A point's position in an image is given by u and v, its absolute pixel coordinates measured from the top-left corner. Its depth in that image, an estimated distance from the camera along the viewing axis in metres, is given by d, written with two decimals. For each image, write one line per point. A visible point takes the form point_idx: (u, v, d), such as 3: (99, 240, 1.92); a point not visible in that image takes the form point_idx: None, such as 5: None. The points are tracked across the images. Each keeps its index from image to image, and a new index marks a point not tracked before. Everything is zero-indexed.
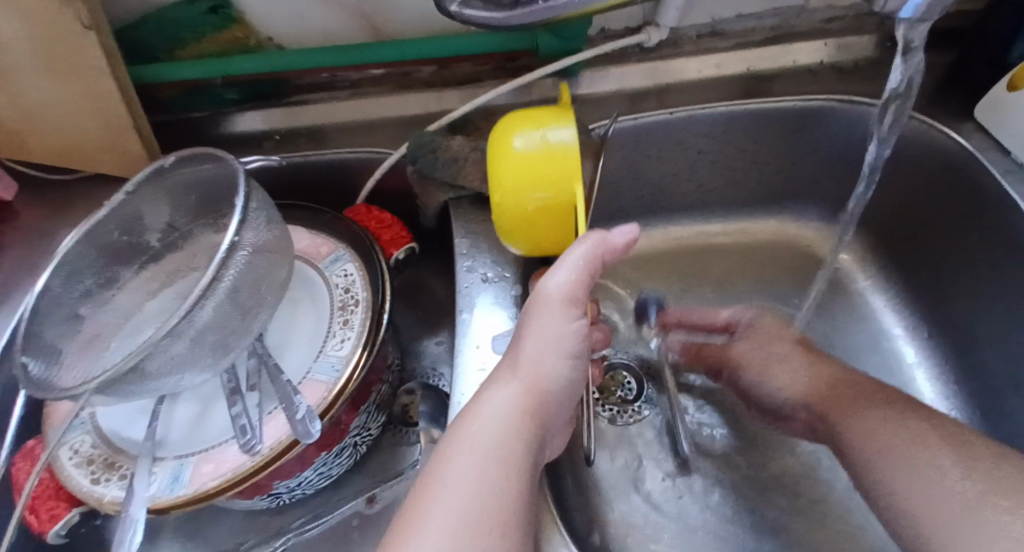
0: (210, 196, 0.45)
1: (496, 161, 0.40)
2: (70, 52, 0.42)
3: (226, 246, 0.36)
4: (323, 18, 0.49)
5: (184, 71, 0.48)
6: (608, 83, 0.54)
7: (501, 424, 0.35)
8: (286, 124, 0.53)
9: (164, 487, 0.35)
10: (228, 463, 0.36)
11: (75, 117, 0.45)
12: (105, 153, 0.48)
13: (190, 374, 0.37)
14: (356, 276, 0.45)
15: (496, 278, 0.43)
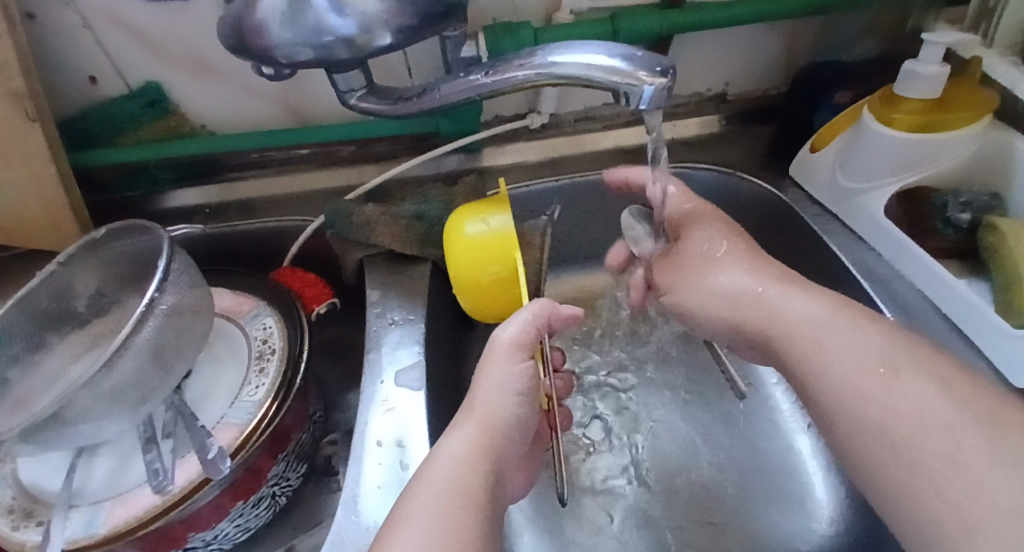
0: (138, 264, 0.49)
1: (450, 244, 0.48)
2: (13, 141, 0.47)
3: (145, 303, 0.40)
4: (249, 109, 0.56)
5: (124, 154, 0.54)
6: (505, 157, 0.64)
7: (462, 461, 0.34)
8: (217, 199, 0.59)
9: (78, 528, 0.37)
10: (141, 503, 0.38)
11: (14, 198, 0.49)
12: (43, 231, 0.52)
13: (108, 423, 0.40)
14: (275, 329, 0.49)
15: (402, 320, 0.48)
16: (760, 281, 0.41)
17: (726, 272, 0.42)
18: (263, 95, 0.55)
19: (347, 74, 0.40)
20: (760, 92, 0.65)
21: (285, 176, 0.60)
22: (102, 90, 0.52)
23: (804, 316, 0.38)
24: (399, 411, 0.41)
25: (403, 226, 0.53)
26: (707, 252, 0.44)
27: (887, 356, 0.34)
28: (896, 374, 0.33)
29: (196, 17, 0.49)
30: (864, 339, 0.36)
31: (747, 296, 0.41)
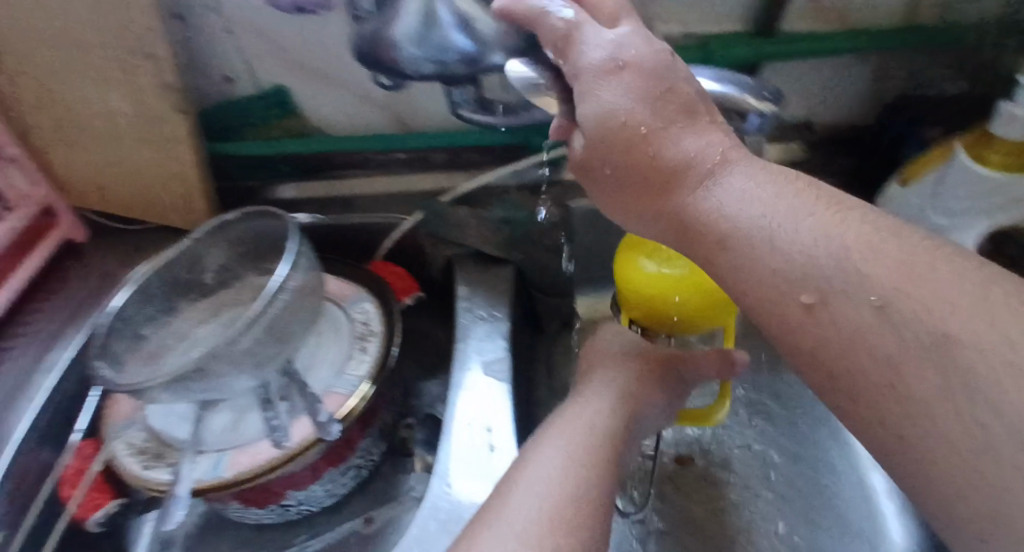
0: (258, 248, 0.54)
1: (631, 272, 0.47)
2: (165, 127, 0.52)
3: (278, 279, 0.43)
4: (361, 114, 0.61)
5: (252, 150, 0.60)
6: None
7: (570, 447, 0.37)
8: (323, 193, 0.64)
9: (207, 471, 0.42)
10: (261, 454, 0.43)
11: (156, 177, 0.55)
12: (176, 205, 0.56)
13: (233, 383, 0.43)
14: (373, 314, 0.54)
15: (490, 316, 0.52)
16: (727, 177, 0.30)
17: (662, 164, 0.32)
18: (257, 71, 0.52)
19: (464, 89, 0.45)
20: (846, 123, 0.65)
21: (383, 177, 0.65)
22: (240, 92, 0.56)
23: (725, 203, 0.30)
24: (486, 397, 0.45)
25: (493, 230, 0.58)
26: (644, 139, 0.32)
27: (861, 274, 0.25)
28: (886, 297, 0.24)
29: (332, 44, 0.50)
30: (833, 259, 0.26)
31: (680, 172, 0.32)
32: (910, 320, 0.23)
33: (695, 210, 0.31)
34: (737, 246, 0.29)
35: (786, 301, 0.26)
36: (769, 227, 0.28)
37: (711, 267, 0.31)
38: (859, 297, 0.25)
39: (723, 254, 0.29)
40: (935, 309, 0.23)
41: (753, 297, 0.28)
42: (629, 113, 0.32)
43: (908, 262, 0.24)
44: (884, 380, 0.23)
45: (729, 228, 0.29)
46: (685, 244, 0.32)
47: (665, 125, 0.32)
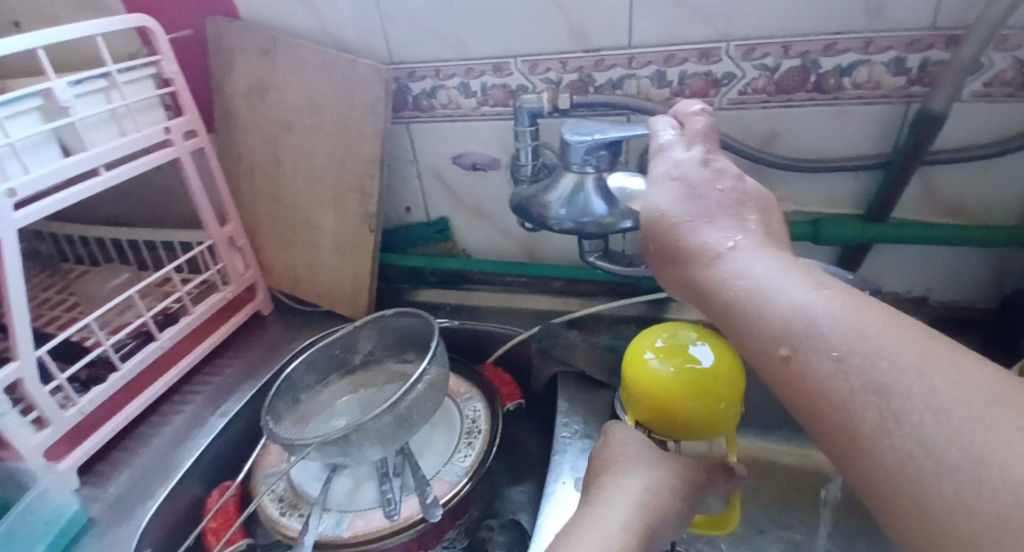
0: (404, 343, 0.57)
1: (639, 366, 0.37)
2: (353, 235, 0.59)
3: (419, 371, 0.47)
4: None
5: (401, 259, 0.64)
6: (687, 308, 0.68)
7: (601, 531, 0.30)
8: (454, 301, 0.74)
9: (330, 525, 0.44)
10: (375, 521, 0.44)
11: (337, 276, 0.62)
12: (345, 301, 0.63)
13: (364, 452, 0.46)
14: (482, 413, 0.60)
15: (581, 433, 0.57)
16: (760, 255, 0.28)
17: (688, 245, 0.31)
18: (417, 200, 0.62)
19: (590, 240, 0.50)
20: (966, 301, 0.66)
21: (507, 294, 0.74)
22: (410, 216, 0.63)
23: (741, 270, 0.28)
24: (561, 505, 0.50)
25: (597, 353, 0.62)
26: (674, 229, 0.31)
27: (820, 333, 0.23)
28: (848, 354, 0.22)
29: (490, 181, 0.57)
30: (806, 320, 0.24)
31: (694, 252, 0.30)
32: (860, 373, 0.21)
33: (710, 264, 0.29)
34: (744, 311, 0.26)
35: (768, 352, 0.25)
36: (762, 287, 0.26)
37: (720, 321, 0.28)
38: (820, 360, 0.22)
39: (730, 317, 0.27)
40: (881, 364, 0.21)
41: (748, 355, 0.27)
42: (668, 206, 0.32)
43: (925, 349, 0.21)
44: (853, 429, 0.21)
45: (737, 291, 0.27)
46: (702, 301, 0.30)
47: (695, 215, 0.31)
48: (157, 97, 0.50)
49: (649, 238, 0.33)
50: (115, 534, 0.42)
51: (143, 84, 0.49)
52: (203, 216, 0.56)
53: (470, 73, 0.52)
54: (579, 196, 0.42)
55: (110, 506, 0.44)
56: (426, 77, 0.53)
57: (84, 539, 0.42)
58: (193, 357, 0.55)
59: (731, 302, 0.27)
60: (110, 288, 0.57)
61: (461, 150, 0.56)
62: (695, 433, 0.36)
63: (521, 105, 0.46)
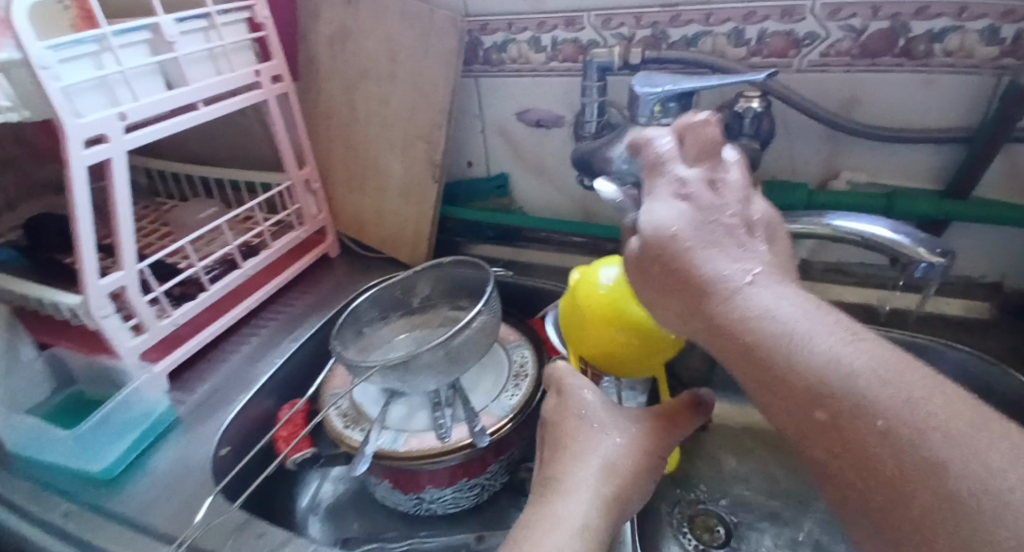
0: (460, 289, 0.60)
1: (585, 290, 0.40)
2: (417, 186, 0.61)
3: (475, 311, 0.50)
4: None
5: (459, 211, 0.65)
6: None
7: (575, 511, 0.31)
8: (508, 256, 0.74)
9: (388, 441, 0.47)
10: (428, 441, 0.47)
11: (399, 224, 0.65)
12: (405, 247, 0.66)
13: (421, 379, 0.49)
14: (530, 360, 0.60)
15: None
16: (772, 284, 0.26)
17: (696, 271, 0.27)
18: (480, 154, 0.63)
19: None
20: None
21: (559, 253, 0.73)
22: (472, 170, 0.65)
23: (762, 307, 0.25)
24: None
25: None
26: (684, 254, 0.27)
27: (865, 395, 0.20)
28: (902, 425, 0.19)
29: (554, 137, 0.58)
30: (841, 373, 0.21)
31: (708, 282, 0.26)
32: (912, 447, 0.19)
33: (723, 296, 0.26)
34: (767, 356, 0.24)
35: (802, 411, 0.22)
36: (789, 333, 0.23)
37: (729, 359, 0.25)
38: (851, 420, 0.20)
39: (744, 364, 0.24)
40: (933, 436, 0.19)
41: (768, 405, 0.24)
42: (687, 223, 0.28)
43: (965, 418, 0.19)
44: (887, 489, 0.19)
45: (758, 333, 0.24)
46: (712, 339, 0.26)
47: (706, 242, 0.28)
48: (249, 40, 0.53)
49: (640, 258, 0.29)
50: (196, 431, 0.46)
51: (238, 27, 0.52)
52: (284, 157, 0.60)
53: (543, 27, 0.53)
54: (645, 157, 0.43)
55: (193, 409, 0.48)
56: (499, 30, 0.54)
57: (168, 435, 0.46)
58: (269, 287, 0.60)
59: (744, 343, 0.24)
60: (199, 220, 0.63)
61: (528, 105, 0.57)
62: (629, 361, 0.40)
63: (593, 60, 0.47)
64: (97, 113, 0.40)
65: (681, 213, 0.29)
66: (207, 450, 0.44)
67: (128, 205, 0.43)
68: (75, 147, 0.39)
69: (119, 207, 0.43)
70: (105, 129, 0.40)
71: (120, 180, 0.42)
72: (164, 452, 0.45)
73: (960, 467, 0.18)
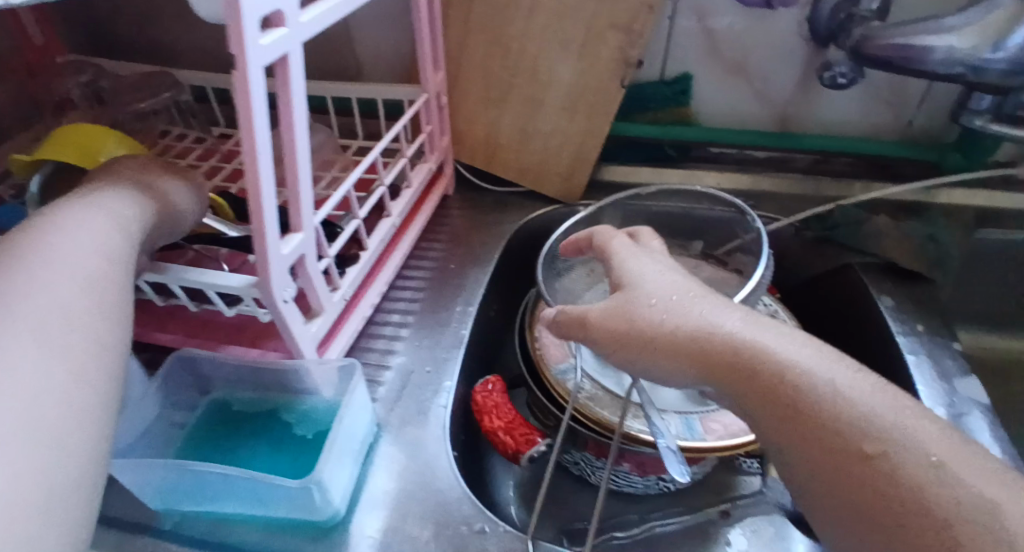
0: (658, 226, 0.48)
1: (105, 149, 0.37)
2: (593, 92, 0.47)
3: (767, 251, 0.38)
4: (745, 112, 0.52)
5: (628, 127, 0.53)
6: (1001, 199, 0.48)
7: (72, 265, 0.22)
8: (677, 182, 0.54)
9: (686, 429, 0.35)
10: (728, 426, 0.35)
11: (553, 141, 0.50)
12: (555, 177, 0.52)
13: None
14: (779, 307, 0.44)
15: (921, 332, 0.39)
16: (792, 333, 0.24)
17: (678, 311, 0.26)
18: (657, 48, 0.49)
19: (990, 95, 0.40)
20: None
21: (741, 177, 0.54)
22: (639, 73, 0.51)
23: (772, 343, 0.23)
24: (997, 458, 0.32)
25: (919, 242, 0.44)
26: (678, 308, 0.26)
27: (908, 433, 0.19)
28: (949, 458, 0.18)
29: (775, 24, 0.46)
30: (869, 415, 0.20)
31: (695, 324, 0.25)
32: (959, 488, 0.17)
33: (726, 350, 0.24)
34: (791, 393, 0.22)
35: (840, 445, 0.20)
36: (794, 365, 0.22)
37: (741, 409, 0.24)
38: (844, 452, 0.20)
39: (768, 414, 0.22)
40: (987, 491, 0.17)
41: (769, 428, 0.22)
42: (675, 286, 0.28)
43: (972, 459, 0.18)
44: (912, 532, 0.17)
45: (765, 358, 0.23)
46: (726, 392, 0.24)
47: (698, 298, 0.27)
48: None
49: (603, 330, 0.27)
50: (417, 429, 0.36)
51: None
52: (420, 58, 0.44)
53: None
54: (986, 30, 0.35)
55: (393, 404, 0.37)
56: None
57: (381, 444, 0.35)
58: (410, 236, 0.46)
59: (754, 372, 0.23)
60: None
61: None
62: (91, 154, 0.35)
63: None
64: None
65: (671, 279, 0.28)
66: (451, 459, 0.34)
67: (306, 138, 0.28)
68: (252, 34, 0.23)
69: (299, 145, 0.28)
70: (282, 3, 0.24)
71: (299, 110, 0.27)
72: (385, 467, 0.34)
73: (948, 488, 0.17)
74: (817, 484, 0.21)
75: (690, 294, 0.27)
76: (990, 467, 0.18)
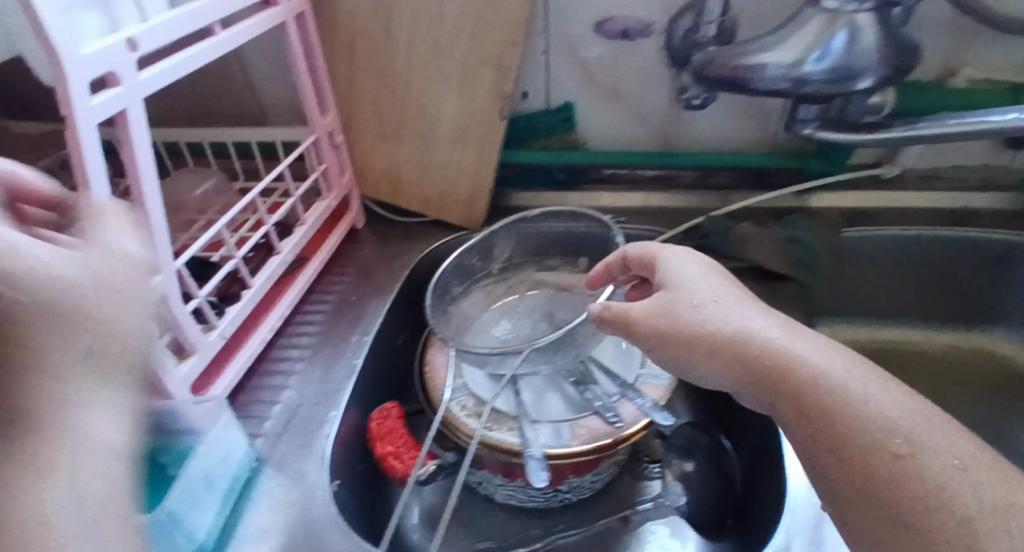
0: (548, 246, 0.50)
1: None
2: (476, 125, 0.49)
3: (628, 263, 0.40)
4: (629, 134, 0.55)
5: (522, 155, 0.55)
6: (873, 199, 0.53)
7: None
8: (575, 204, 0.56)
9: (553, 438, 0.36)
10: (597, 431, 0.37)
11: (448, 172, 0.52)
12: (457, 206, 0.54)
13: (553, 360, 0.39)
14: None
15: None
16: (829, 343, 0.27)
17: (718, 317, 0.29)
18: (538, 80, 0.52)
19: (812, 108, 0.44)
20: None
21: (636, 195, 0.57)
22: (526, 104, 0.54)
23: (802, 351, 0.26)
24: None
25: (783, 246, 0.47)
26: (714, 314, 0.30)
27: (926, 441, 0.21)
28: (969, 463, 0.20)
29: (639, 53, 0.49)
30: (886, 420, 0.22)
31: (729, 331, 0.29)
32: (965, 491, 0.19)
33: (762, 353, 0.27)
34: (816, 395, 0.24)
35: (873, 446, 0.22)
36: (821, 371, 0.25)
37: (772, 410, 0.27)
38: (876, 454, 0.22)
39: (794, 409, 0.25)
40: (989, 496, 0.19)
41: (799, 432, 0.25)
42: (702, 291, 0.31)
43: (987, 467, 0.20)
44: (925, 528, 0.20)
45: (792, 359, 0.26)
46: (761, 398, 0.27)
47: (734, 310, 0.30)
48: None
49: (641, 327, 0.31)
50: (300, 462, 0.37)
51: None
52: (304, 101, 0.45)
53: None
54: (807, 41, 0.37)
55: (276, 440, 0.38)
56: None
57: (259, 480, 0.35)
58: (311, 271, 0.47)
59: (791, 374, 0.26)
60: (193, 199, 0.47)
61: (610, 12, 0.48)
62: None
63: None
64: (100, 41, 0.26)
65: (717, 290, 0.31)
66: (330, 488, 0.35)
67: (158, 186, 0.30)
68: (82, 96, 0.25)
69: (148, 193, 0.30)
70: (115, 65, 0.27)
71: (145, 164, 0.30)
72: (266, 502, 0.34)
73: (968, 488, 0.20)
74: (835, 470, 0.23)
75: (731, 304, 0.30)
76: (1008, 474, 0.20)
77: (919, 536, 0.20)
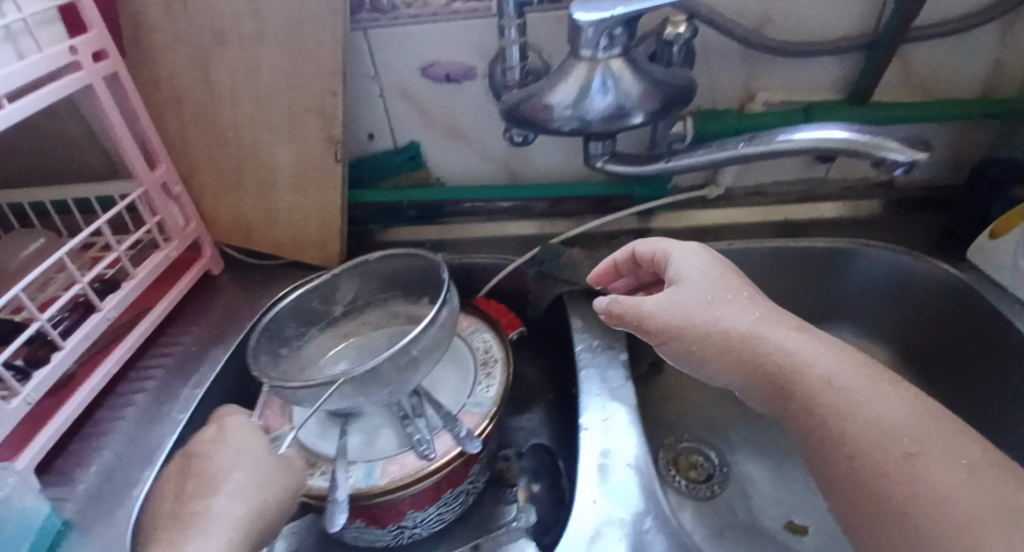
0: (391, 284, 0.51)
1: None
2: (314, 169, 0.50)
3: (441, 300, 0.42)
4: (478, 169, 0.57)
5: (374, 195, 0.57)
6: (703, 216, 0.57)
7: None
8: (433, 238, 0.58)
9: (362, 477, 0.38)
10: (411, 465, 0.38)
11: (297, 215, 0.53)
12: (310, 247, 0.55)
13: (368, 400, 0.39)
14: (496, 343, 0.47)
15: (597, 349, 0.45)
16: (842, 348, 0.29)
17: (728, 319, 0.32)
18: (380, 122, 0.54)
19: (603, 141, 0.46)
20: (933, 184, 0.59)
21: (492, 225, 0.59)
22: (374, 145, 0.56)
23: (809, 355, 0.29)
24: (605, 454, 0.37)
25: None
26: (713, 314, 0.33)
27: (936, 442, 0.23)
28: (949, 459, 0.23)
29: (466, 93, 0.52)
30: (894, 421, 0.25)
31: (745, 335, 0.31)
32: (938, 487, 0.22)
33: (761, 358, 0.30)
34: (824, 396, 0.27)
35: (884, 447, 0.24)
36: (829, 376, 0.27)
37: (779, 409, 0.30)
38: (889, 454, 0.24)
39: (794, 404, 0.28)
40: (956, 491, 0.22)
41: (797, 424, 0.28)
42: (707, 293, 0.34)
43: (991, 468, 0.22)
44: (911, 521, 0.22)
45: (802, 360, 0.29)
46: (764, 399, 0.30)
47: (759, 322, 0.32)
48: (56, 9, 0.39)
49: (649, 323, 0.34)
50: (106, 527, 0.38)
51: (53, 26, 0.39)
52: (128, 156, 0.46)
53: None
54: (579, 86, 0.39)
55: (86, 503, 0.39)
56: None
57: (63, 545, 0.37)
58: (151, 321, 0.47)
59: (797, 374, 0.28)
60: (20, 262, 0.48)
61: (432, 58, 0.50)
62: None
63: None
64: None
65: (742, 296, 0.34)
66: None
67: None
68: None
69: None
70: None
71: None
72: None
73: (968, 492, 0.21)
74: (825, 462, 0.26)
75: (734, 305, 0.33)
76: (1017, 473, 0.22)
77: (905, 530, 0.22)
